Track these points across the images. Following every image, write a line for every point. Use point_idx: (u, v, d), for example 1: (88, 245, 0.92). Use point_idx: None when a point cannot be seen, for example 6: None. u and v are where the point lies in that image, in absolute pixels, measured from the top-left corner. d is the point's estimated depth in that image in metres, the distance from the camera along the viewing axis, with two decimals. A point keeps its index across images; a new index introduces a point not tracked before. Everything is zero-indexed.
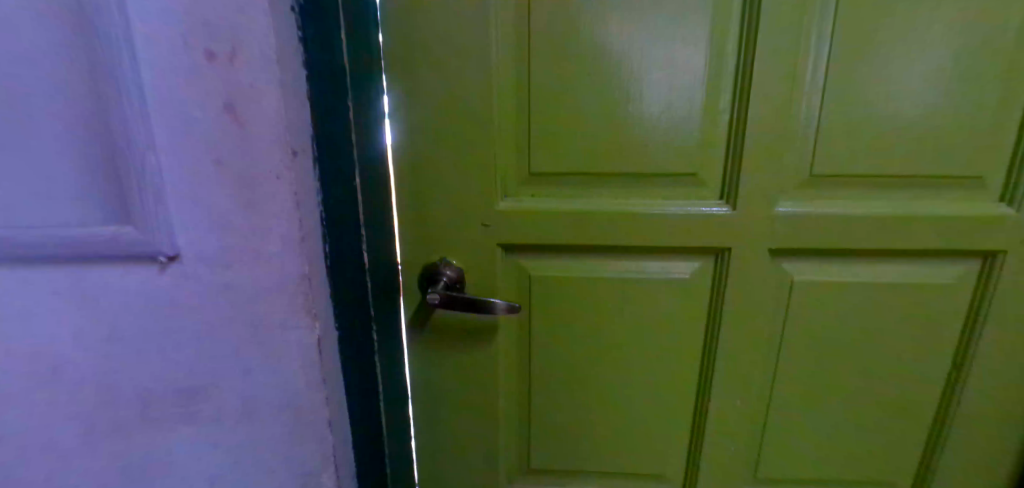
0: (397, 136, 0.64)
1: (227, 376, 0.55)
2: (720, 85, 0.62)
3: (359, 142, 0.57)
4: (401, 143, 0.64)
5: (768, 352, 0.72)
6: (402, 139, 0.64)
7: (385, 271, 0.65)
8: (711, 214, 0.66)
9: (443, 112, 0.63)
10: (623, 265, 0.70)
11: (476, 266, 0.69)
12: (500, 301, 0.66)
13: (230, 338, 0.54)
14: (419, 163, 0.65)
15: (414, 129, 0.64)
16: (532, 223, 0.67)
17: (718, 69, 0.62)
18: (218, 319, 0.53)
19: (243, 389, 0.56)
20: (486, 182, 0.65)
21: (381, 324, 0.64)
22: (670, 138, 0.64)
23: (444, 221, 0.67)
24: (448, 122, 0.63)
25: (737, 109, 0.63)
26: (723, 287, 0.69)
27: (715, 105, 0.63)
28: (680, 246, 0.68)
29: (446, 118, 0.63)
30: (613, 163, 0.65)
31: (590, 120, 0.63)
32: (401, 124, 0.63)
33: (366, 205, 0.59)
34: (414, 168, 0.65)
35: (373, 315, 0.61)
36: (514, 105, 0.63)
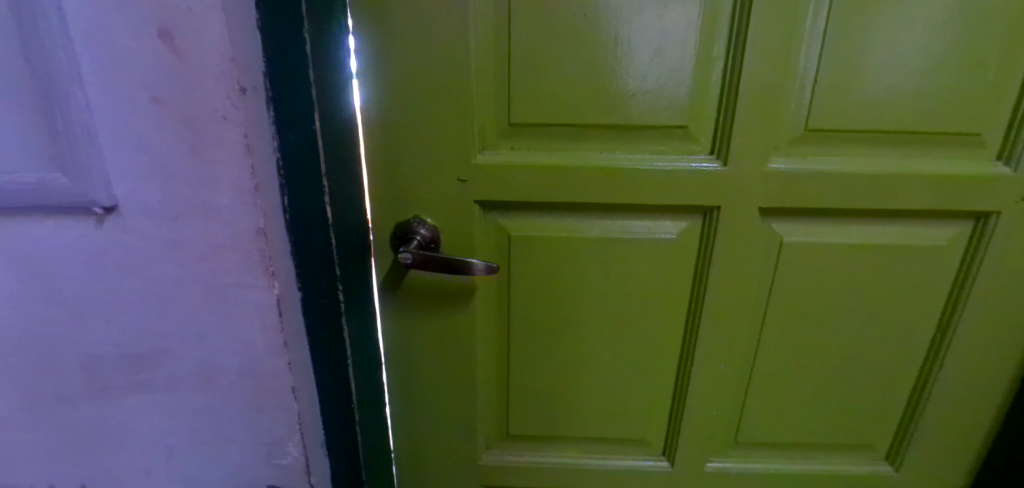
0: (363, 81, 0.58)
1: (180, 341, 0.51)
2: (716, 30, 0.58)
3: (320, 83, 0.51)
4: (369, 88, 0.58)
5: (754, 316, 0.70)
6: (369, 83, 0.58)
7: (353, 229, 0.60)
8: (701, 170, 0.62)
9: (414, 54, 0.57)
10: (607, 225, 0.66)
11: (453, 225, 0.65)
12: (478, 262, 0.62)
13: (181, 300, 0.49)
14: (389, 112, 0.59)
15: (382, 73, 0.58)
16: (512, 178, 0.63)
17: (715, 11, 0.57)
18: (167, 279, 0.48)
19: (198, 355, 0.51)
20: (462, 133, 0.60)
21: (350, 285, 0.60)
22: (660, 88, 0.60)
23: (417, 176, 0.62)
24: (420, 66, 0.58)
25: (734, 56, 0.58)
26: (711, 249, 0.66)
27: (709, 51, 0.59)
28: (669, 205, 0.64)
29: (417, 62, 0.57)
30: (599, 114, 0.61)
31: (575, 67, 0.58)
32: (368, 68, 0.57)
33: (329, 155, 0.54)
34: (383, 117, 0.60)
35: (339, 275, 0.57)
36: (493, 48, 0.58)
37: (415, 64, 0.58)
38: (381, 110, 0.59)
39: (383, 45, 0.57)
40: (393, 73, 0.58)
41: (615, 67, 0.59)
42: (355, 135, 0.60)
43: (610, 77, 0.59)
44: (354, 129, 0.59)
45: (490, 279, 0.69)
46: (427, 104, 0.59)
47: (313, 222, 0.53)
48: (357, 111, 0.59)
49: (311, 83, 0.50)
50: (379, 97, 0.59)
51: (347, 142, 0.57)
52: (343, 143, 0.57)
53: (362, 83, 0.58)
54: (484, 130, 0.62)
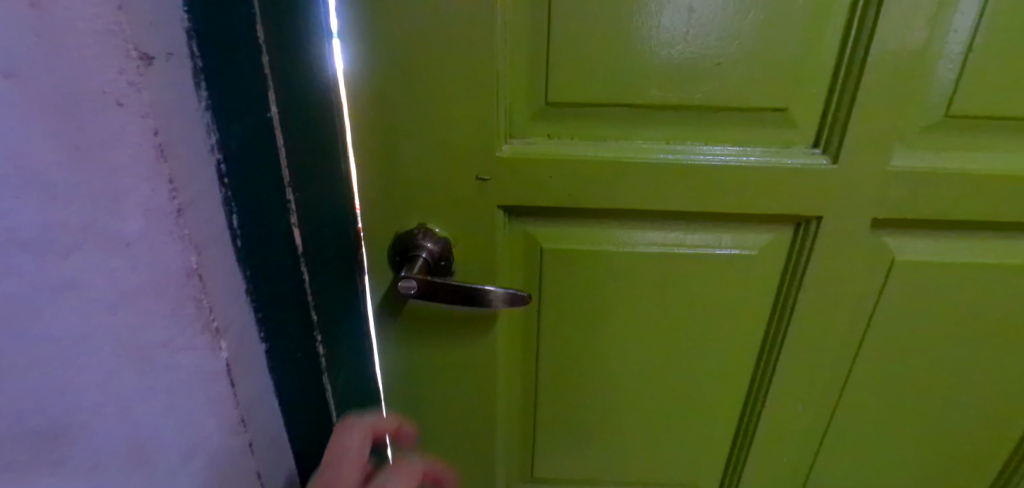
0: (345, 40, 0.41)
1: (90, 431, 0.34)
2: None
3: (272, 44, 0.34)
4: (352, 52, 0.42)
5: (845, 350, 0.55)
6: (353, 44, 0.41)
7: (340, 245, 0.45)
8: (800, 167, 0.47)
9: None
10: (669, 236, 0.51)
11: (468, 236, 0.50)
12: (498, 288, 0.47)
13: (86, 372, 0.32)
14: (382, 84, 0.43)
15: (370, 30, 0.41)
16: (548, 176, 0.47)
17: None
18: (65, 346, 0.31)
19: (118, 444, 0.35)
20: (484, 114, 0.44)
21: (333, 326, 0.45)
22: (754, 53, 0.43)
23: (421, 171, 0.47)
24: (425, 18, 0.41)
25: (865, 9, 0.42)
26: (801, 268, 0.51)
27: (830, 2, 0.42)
28: (752, 212, 0.49)
29: (420, 12, 0.41)
30: (667, 91, 0.45)
31: (638, 22, 0.42)
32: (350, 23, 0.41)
33: (292, 149, 0.37)
34: (374, 91, 0.43)
35: (318, 320, 0.42)
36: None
37: (416, 16, 0.41)
38: (371, 81, 0.43)
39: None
40: (386, 29, 0.41)
41: (692, 25, 0.42)
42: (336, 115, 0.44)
43: (684, 39, 0.43)
44: (335, 107, 0.43)
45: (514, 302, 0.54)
46: (435, 76, 0.43)
47: (274, 246, 0.37)
48: (337, 82, 0.43)
49: (258, 43, 0.33)
50: (369, 65, 0.42)
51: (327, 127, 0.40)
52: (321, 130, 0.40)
53: (344, 41, 0.41)
54: (511, 109, 0.46)
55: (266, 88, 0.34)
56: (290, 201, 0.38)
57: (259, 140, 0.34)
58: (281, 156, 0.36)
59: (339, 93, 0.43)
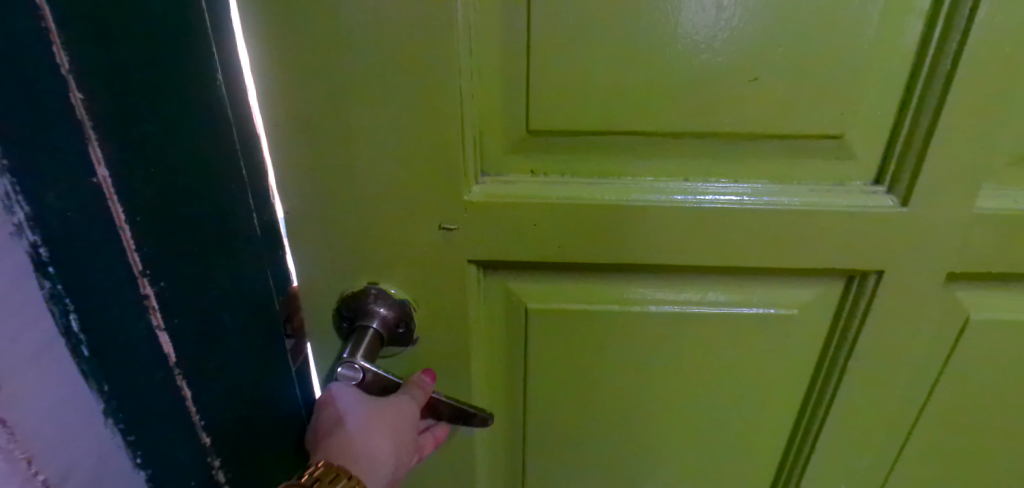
0: (253, 41, 0.30)
1: None
2: None
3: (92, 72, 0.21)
4: (270, 67, 0.31)
5: (903, 427, 0.45)
6: (266, 52, 0.31)
7: (259, 306, 0.34)
8: (857, 210, 0.36)
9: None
10: (686, 294, 0.41)
11: (434, 299, 0.39)
12: (458, 404, 0.39)
13: None
14: (313, 112, 0.33)
15: (294, 41, 0.30)
16: (533, 225, 0.37)
17: None
18: None
19: None
20: (448, 148, 0.34)
21: (242, 441, 0.33)
22: (804, 62, 0.33)
23: (369, 221, 0.36)
24: (364, 19, 0.30)
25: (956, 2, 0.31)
26: (852, 332, 0.41)
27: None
28: (793, 265, 0.38)
29: (361, 15, 0.30)
30: (687, 114, 0.35)
31: (650, 27, 0.32)
32: (260, 31, 0.30)
33: (153, 218, 0.25)
34: (299, 116, 0.33)
35: (210, 444, 0.31)
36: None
37: (353, 18, 0.30)
38: (292, 100, 0.32)
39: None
40: (310, 33, 0.30)
41: (723, 27, 0.32)
42: (251, 141, 0.33)
43: (712, 46, 0.33)
44: (248, 128, 0.32)
45: (495, 370, 0.44)
46: (382, 97, 0.32)
47: (130, 359, 0.25)
48: (250, 93, 0.32)
49: (62, 73, 0.20)
50: (296, 87, 0.32)
51: (224, 171, 0.30)
52: (219, 170, 0.29)
53: (254, 44, 0.30)
54: (484, 139, 0.36)
55: (85, 143, 0.22)
56: (148, 296, 0.25)
57: (83, 217, 0.22)
58: (126, 233, 0.24)
59: (251, 108, 0.32)
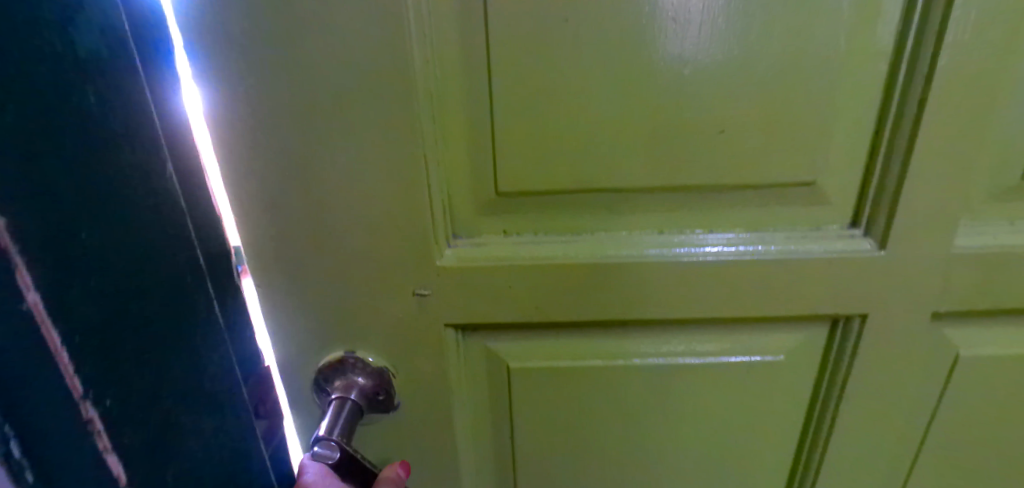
0: (217, 127, 0.31)
1: None
2: (878, 12, 0.31)
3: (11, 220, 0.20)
4: (238, 152, 0.31)
5: (902, 466, 0.44)
6: (231, 137, 0.31)
7: (226, 393, 0.33)
8: (832, 254, 0.36)
9: (310, 84, 0.30)
10: (669, 344, 0.40)
11: (412, 364, 0.38)
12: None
13: None
14: (280, 191, 0.32)
15: (260, 128, 0.31)
16: (508, 286, 0.37)
17: None
18: None
19: None
20: (419, 215, 0.34)
21: None
22: (770, 111, 0.33)
23: (342, 291, 0.36)
24: (328, 101, 0.30)
25: (915, 52, 0.31)
26: (839, 375, 0.40)
27: (865, 49, 0.32)
28: (774, 310, 0.38)
29: (324, 98, 0.30)
30: (655, 171, 0.35)
31: (614, 92, 0.32)
32: (227, 120, 0.30)
33: (94, 321, 0.24)
34: (265, 194, 0.32)
35: None
36: (463, 68, 0.32)
37: (316, 100, 0.30)
38: (258, 179, 0.32)
39: (251, 56, 0.29)
40: (275, 116, 0.31)
41: (685, 86, 0.32)
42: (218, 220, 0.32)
43: (675, 106, 0.33)
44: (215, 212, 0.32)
45: (481, 428, 0.43)
46: (348, 172, 0.32)
47: None
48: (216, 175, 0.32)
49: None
50: (263, 169, 0.32)
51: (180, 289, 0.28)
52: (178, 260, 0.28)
53: (217, 124, 0.30)
54: (454, 202, 0.36)
55: (11, 272, 0.20)
56: (90, 409, 0.24)
57: (8, 336, 0.21)
58: (56, 341, 0.22)
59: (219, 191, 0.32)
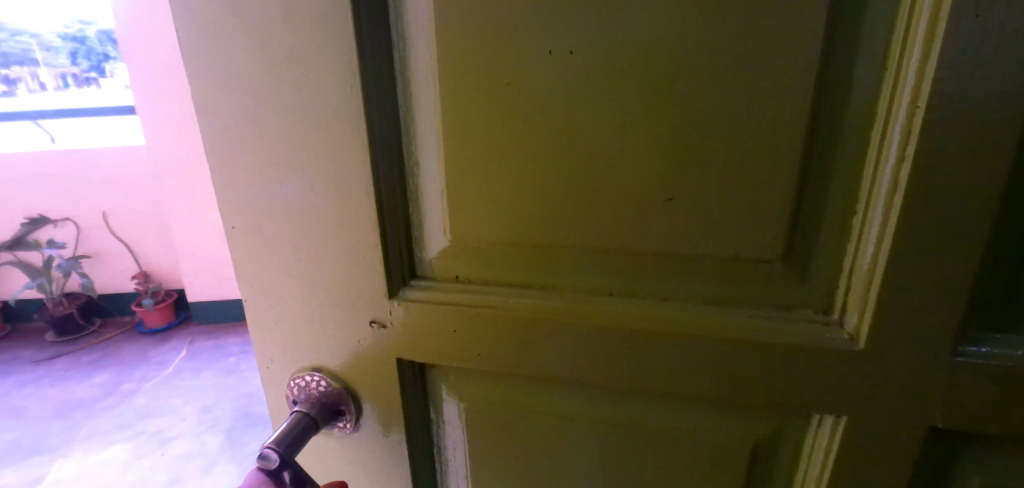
0: (226, 178, 0.38)
1: None
2: (836, 101, 0.29)
3: None
4: (238, 197, 0.38)
5: None
6: (233, 183, 0.38)
7: None
8: (798, 343, 0.32)
9: (293, 145, 0.36)
10: (622, 408, 0.39)
11: (372, 389, 0.42)
12: None
13: None
14: (268, 229, 0.39)
15: (255, 178, 0.37)
16: (455, 330, 0.38)
17: (834, 70, 0.28)
18: None
19: None
20: (376, 258, 0.37)
21: None
22: (720, 185, 0.31)
23: (315, 316, 0.40)
24: (305, 159, 0.36)
25: (884, 141, 0.28)
26: (813, 473, 0.36)
27: (824, 136, 0.30)
28: (732, 395, 0.35)
29: (303, 157, 0.36)
30: (600, 239, 0.35)
31: (556, 161, 0.33)
32: (230, 172, 0.37)
33: None
34: (257, 230, 0.39)
35: None
36: (421, 132, 0.35)
37: (295, 157, 0.36)
38: (252, 218, 0.39)
39: (252, 125, 0.36)
40: (266, 170, 0.37)
41: (628, 158, 0.32)
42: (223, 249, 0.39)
43: (619, 178, 0.33)
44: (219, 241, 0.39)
45: (444, 452, 0.46)
46: (320, 216, 0.37)
47: None
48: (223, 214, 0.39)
49: None
50: (256, 210, 0.38)
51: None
52: None
53: (226, 176, 0.38)
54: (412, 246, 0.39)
55: None
56: None
57: None
58: None
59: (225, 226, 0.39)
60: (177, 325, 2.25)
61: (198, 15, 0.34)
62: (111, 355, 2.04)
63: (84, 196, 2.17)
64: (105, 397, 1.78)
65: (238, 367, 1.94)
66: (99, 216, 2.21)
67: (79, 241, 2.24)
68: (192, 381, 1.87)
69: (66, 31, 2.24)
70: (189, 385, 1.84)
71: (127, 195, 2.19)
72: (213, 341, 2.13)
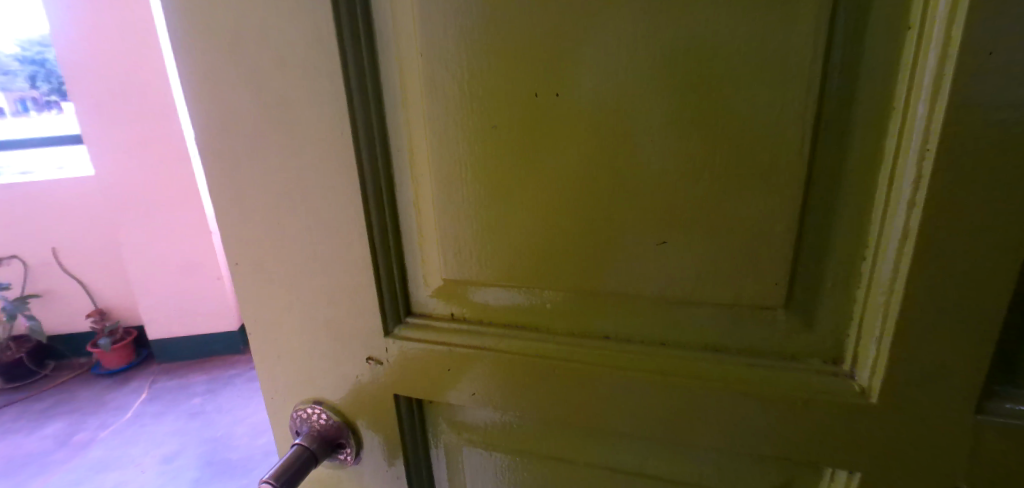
0: (225, 218, 0.38)
1: None
2: (838, 145, 0.27)
3: None
4: (236, 236, 0.38)
5: None
6: (231, 224, 0.38)
7: None
8: (803, 395, 0.31)
9: (287, 188, 0.36)
10: (621, 452, 0.38)
11: (370, 422, 0.42)
12: None
13: None
14: (267, 268, 0.39)
15: (252, 220, 0.38)
16: (450, 368, 0.38)
17: (834, 114, 0.27)
18: None
19: None
20: (371, 296, 0.37)
21: None
22: (715, 230, 0.30)
23: (314, 352, 0.41)
24: (298, 202, 0.36)
25: (891, 188, 0.27)
26: None
27: (826, 181, 0.28)
28: (735, 445, 0.33)
29: (297, 199, 0.36)
30: (594, 281, 0.34)
31: (546, 203, 0.33)
32: (229, 213, 0.38)
33: None
34: (256, 269, 0.39)
35: None
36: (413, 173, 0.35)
37: (289, 200, 0.36)
38: (251, 258, 0.39)
39: (247, 168, 0.36)
40: (261, 211, 0.37)
41: (620, 201, 0.31)
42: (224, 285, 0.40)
43: (610, 221, 0.32)
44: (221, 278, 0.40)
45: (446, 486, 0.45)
46: (316, 256, 0.37)
47: None
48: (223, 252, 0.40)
49: None
50: (254, 250, 0.39)
51: None
52: None
53: (225, 217, 0.38)
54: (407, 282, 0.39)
55: None
56: None
57: None
58: None
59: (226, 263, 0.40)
60: (142, 363, 2.02)
61: (192, 65, 0.34)
62: (87, 389, 1.86)
63: (40, 225, 1.93)
64: (59, 450, 1.54)
65: (204, 409, 1.70)
66: (50, 250, 1.96)
67: (33, 280, 1.99)
68: (150, 428, 1.61)
69: (15, 51, 1.90)
70: (161, 423, 1.63)
71: (81, 214, 1.94)
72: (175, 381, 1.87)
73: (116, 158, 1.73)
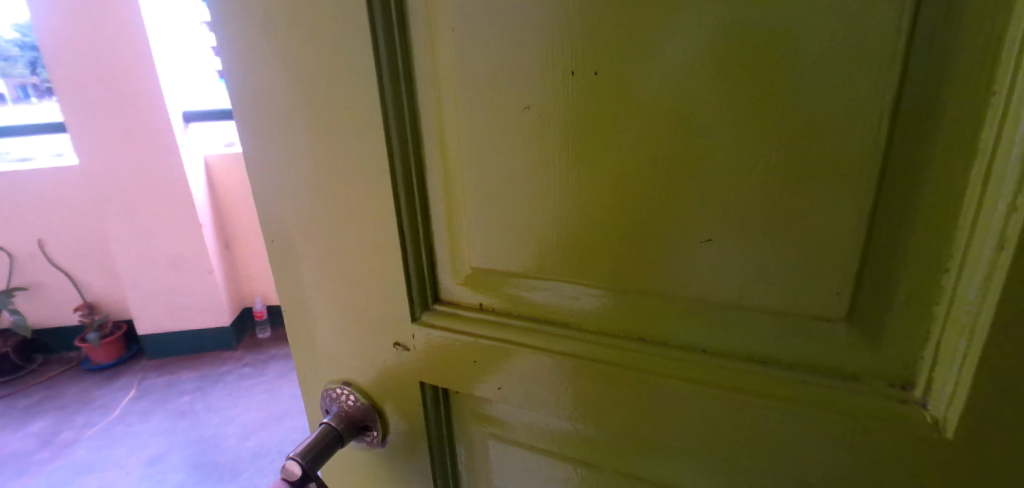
0: (263, 198, 0.39)
1: None
2: (917, 139, 0.23)
3: None
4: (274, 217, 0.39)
5: None
6: (269, 204, 0.39)
7: None
8: (858, 419, 0.27)
9: (319, 169, 0.36)
10: (654, 464, 0.35)
11: (396, 408, 0.41)
12: None
13: None
14: (301, 249, 0.39)
15: (287, 201, 0.38)
16: (474, 360, 0.37)
17: (913, 102, 0.23)
18: None
19: None
20: (398, 281, 0.37)
21: None
22: (764, 228, 0.27)
23: (343, 335, 0.41)
24: (330, 185, 0.36)
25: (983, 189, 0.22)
26: None
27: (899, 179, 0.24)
28: (778, 466, 0.30)
29: (329, 182, 0.36)
30: (628, 278, 0.31)
31: (580, 192, 0.31)
32: (267, 193, 0.38)
33: None
34: (292, 249, 0.40)
35: None
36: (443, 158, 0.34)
37: (322, 181, 0.36)
38: (287, 238, 0.39)
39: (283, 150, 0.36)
40: (296, 192, 0.37)
41: (659, 193, 0.29)
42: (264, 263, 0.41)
43: (648, 214, 0.29)
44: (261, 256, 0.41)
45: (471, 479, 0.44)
46: (346, 239, 0.37)
47: None
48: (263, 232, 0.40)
49: None
50: (289, 230, 0.39)
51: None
52: None
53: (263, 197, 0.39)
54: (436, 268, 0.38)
55: None
56: None
57: None
58: None
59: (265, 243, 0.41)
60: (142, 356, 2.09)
61: (232, 46, 0.35)
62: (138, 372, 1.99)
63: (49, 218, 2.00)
64: (46, 448, 1.60)
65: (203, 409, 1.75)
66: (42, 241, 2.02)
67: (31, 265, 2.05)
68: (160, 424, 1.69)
69: (19, 37, 1.98)
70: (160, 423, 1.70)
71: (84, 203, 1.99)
72: (180, 376, 1.94)
73: (114, 146, 1.78)
